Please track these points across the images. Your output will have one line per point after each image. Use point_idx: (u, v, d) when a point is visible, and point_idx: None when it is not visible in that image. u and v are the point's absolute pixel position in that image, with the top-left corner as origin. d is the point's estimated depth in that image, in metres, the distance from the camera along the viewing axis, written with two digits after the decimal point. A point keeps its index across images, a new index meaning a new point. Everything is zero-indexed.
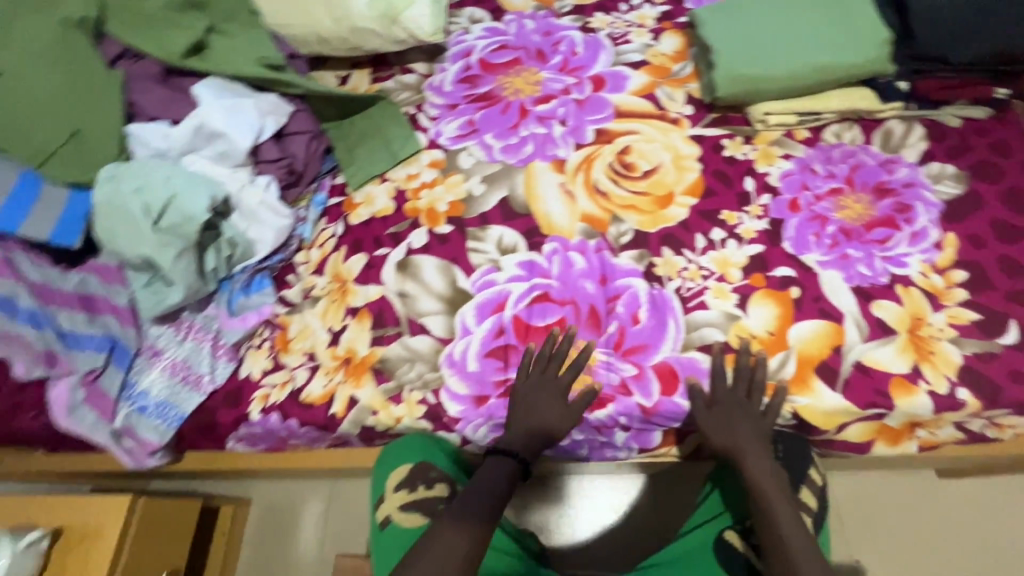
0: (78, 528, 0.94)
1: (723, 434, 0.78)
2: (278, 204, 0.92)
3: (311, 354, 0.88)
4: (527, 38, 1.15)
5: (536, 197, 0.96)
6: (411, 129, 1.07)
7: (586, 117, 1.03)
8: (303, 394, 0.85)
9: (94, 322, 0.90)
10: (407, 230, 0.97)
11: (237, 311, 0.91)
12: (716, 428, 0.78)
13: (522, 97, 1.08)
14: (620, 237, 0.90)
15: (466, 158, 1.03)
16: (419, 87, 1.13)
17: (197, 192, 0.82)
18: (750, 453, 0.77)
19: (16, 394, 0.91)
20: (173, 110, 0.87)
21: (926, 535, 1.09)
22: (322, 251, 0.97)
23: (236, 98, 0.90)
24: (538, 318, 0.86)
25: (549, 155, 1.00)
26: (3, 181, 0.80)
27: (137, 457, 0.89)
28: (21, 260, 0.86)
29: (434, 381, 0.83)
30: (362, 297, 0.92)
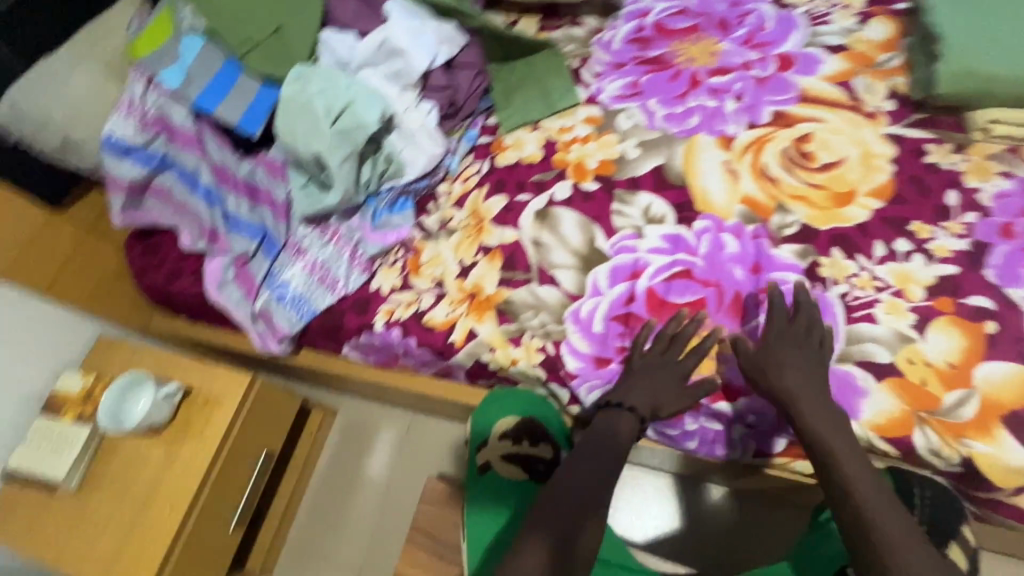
0: (203, 392, 1.03)
1: (811, 414, 0.71)
2: (435, 131, 0.93)
3: (439, 281, 0.90)
4: (712, 5, 1.08)
5: (694, 170, 0.90)
6: (573, 82, 1.04)
7: (765, 97, 0.95)
8: (427, 317, 0.87)
9: (254, 211, 0.96)
10: (552, 181, 0.95)
11: (379, 227, 0.94)
12: (805, 405, 0.71)
13: (696, 66, 1.01)
14: (783, 228, 0.82)
15: (624, 119, 0.99)
16: (586, 41, 1.10)
17: (372, 103, 0.87)
18: (845, 443, 0.69)
19: (179, 261, 1.01)
20: (362, 22, 0.91)
21: None
22: (464, 185, 0.98)
23: (420, 20, 0.91)
24: (676, 294, 0.81)
25: (717, 129, 0.93)
26: (211, 65, 0.88)
27: (266, 341, 0.96)
28: (209, 140, 0.92)
29: (557, 333, 0.81)
30: (496, 237, 0.91)
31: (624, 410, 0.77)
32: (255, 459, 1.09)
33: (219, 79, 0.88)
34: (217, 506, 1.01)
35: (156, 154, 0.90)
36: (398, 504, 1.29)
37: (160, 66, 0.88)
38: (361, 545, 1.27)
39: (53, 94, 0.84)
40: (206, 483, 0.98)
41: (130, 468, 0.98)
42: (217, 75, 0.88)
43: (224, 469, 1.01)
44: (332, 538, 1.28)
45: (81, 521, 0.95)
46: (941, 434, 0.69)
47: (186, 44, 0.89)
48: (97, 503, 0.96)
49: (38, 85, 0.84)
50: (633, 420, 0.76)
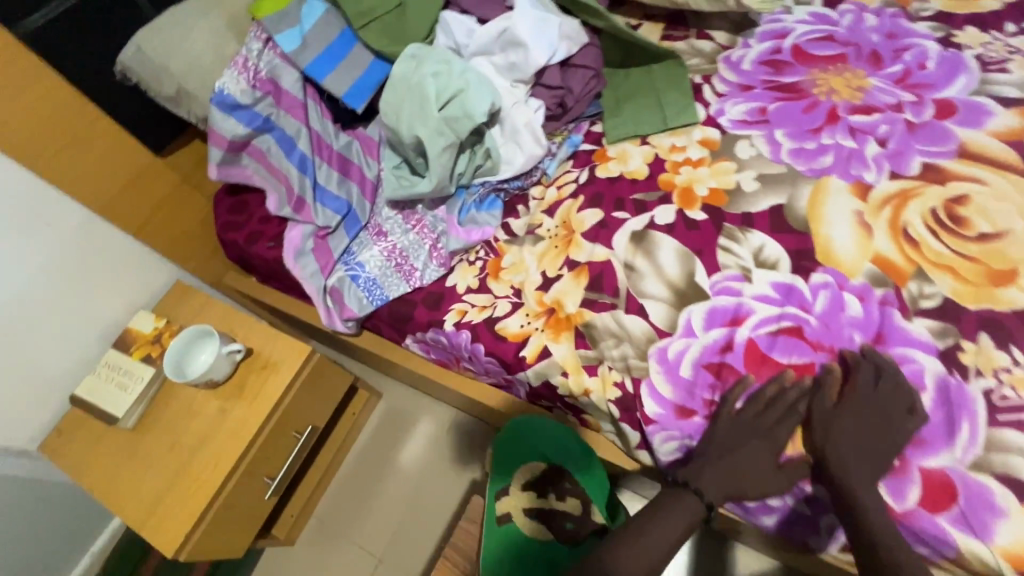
0: (264, 355, 1.03)
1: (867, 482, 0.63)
2: (540, 131, 0.88)
3: (518, 290, 0.85)
4: (864, 35, 0.97)
5: (819, 216, 0.80)
6: (692, 98, 0.96)
7: (916, 145, 0.83)
8: (499, 325, 0.82)
9: (342, 185, 0.95)
10: (654, 202, 0.88)
11: (464, 222, 0.90)
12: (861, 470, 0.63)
13: (835, 100, 0.91)
14: (919, 299, 0.71)
15: (745, 147, 0.90)
16: (713, 57, 1.01)
17: (484, 93, 0.80)
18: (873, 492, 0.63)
19: (263, 223, 1.01)
20: (485, 9, 0.87)
21: None
22: (558, 192, 0.92)
23: (546, 13, 0.86)
24: (779, 352, 0.72)
25: (852, 174, 0.83)
26: (328, 33, 0.87)
27: (332, 318, 0.93)
28: (312, 108, 0.93)
29: (638, 370, 0.75)
30: (585, 254, 0.85)
31: (688, 490, 0.68)
32: (299, 432, 1.08)
33: (334, 49, 0.87)
34: (257, 473, 1.00)
35: (259, 115, 0.89)
36: (426, 500, 1.27)
37: (278, 28, 0.86)
38: (383, 534, 1.25)
39: (176, 41, 0.85)
40: (251, 449, 0.98)
41: (184, 417, 0.99)
42: (332, 44, 0.87)
43: (270, 436, 1.00)
44: (356, 520, 1.27)
45: (131, 460, 0.96)
46: None
47: (307, 10, 0.88)
48: (148, 446, 0.97)
49: (164, 31, 0.85)
50: (699, 503, 0.68)
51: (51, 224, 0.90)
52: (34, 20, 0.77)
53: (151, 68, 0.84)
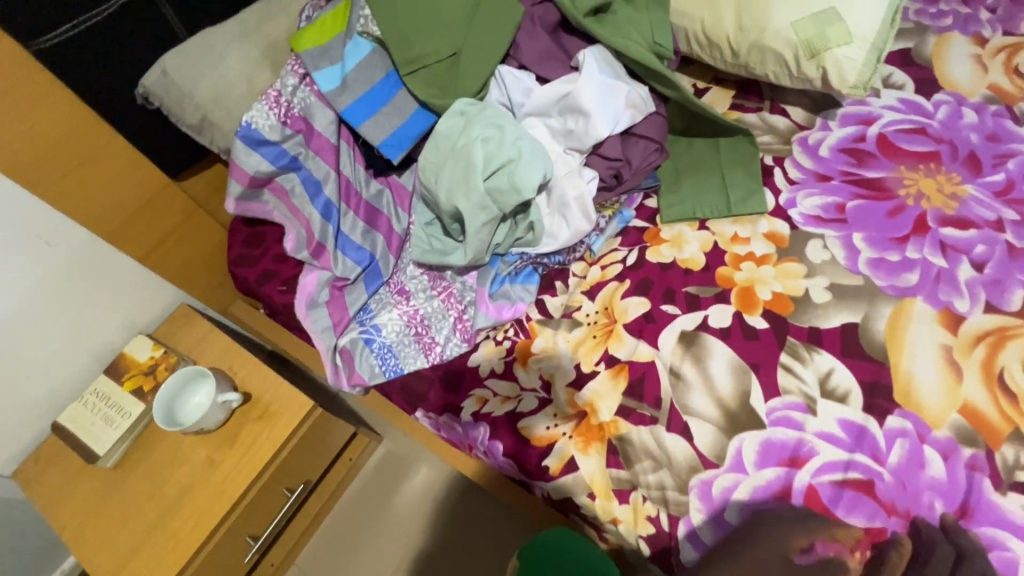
0: (263, 403, 0.95)
1: None
2: (591, 205, 0.79)
3: (547, 383, 0.76)
4: (962, 133, 0.87)
5: (900, 346, 0.71)
6: (761, 182, 0.87)
7: (1017, 274, 0.73)
8: (523, 424, 0.74)
9: (367, 235, 0.87)
10: (710, 299, 0.78)
11: (495, 296, 0.82)
12: None
13: (925, 207, 0.81)
14: (1014, 469, 0.61)
15: (817, 249, 0.80)
16: (787, 136, 0.92)
17: (537, 166, 0.72)
18: None
19: (278, 262, 0.94)
20: (546, 68, 0.79)
21: None
22: (602, 273, 0.83)
23: (614, 79, 0.78)
24: (843, 510, 0.62)
25: (942, 299, 0.73)
26: (371, 74, 0.79)
27: (339, 379, 0.85)
28: (344, 152, 0.85)
29: (676, 505, 0.66)
30: (627, 350, 0.76)
31: None
32: (290, 489, 0.99)
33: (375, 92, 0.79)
34: (240, 533, 0.92)
35: (287, 153, 0.82)
36: (415, 562, 1.18)
37: (318, 64, 0.78)
38: None
39: (206, 67, 0.78)
40: (234, 511, 0.89)
41: (168, 464, 0.91)
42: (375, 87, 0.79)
43: (257, 497, 0.92)
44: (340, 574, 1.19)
45: (106, 503, 0.89)
46: None
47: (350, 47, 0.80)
48: (126, 492, 0.90)
49: (195, 54, 0.78)
50: None
51: (52, 244, 0.84)
52: (48, 40, 0.69)
53: (175, 94, 0.77)
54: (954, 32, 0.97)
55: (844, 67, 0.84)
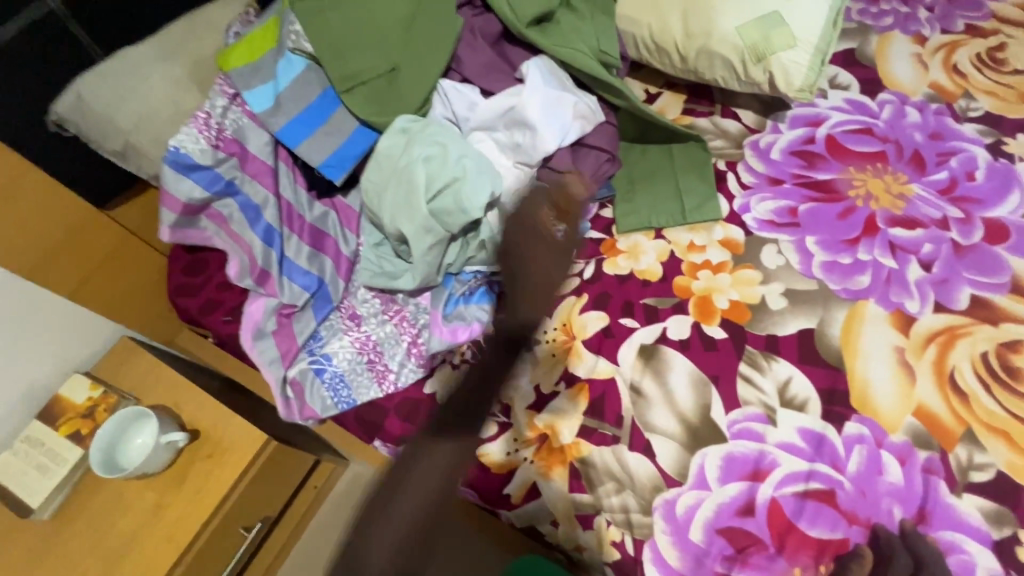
0: (213, 440, 0.90)
1: None
2: (544, 220, 0.77)
3: (506, 406, 0.74)
4: (906, 132, 0.88)
5: (855, 351, 0.71)
6: (715, 188, 0.86)
7: (963, 272, 0.74)
8: (482, 451, 0.72)
9: (314, 259, 0.83)
10: (668, 311, 0.77)
11: (450, 317, 0.78)
12: None
13: (874, 207, 0.81)
14: (969, 469, 0.62)
15: (771, 255, 0.80)
16: (739, 140, 0.92)
17: (483, 184, 0.70)
18: None
19: (221, 292, 0.89)
20: (490, 81, 0.77)
21: None
22: (559, 287, 0.81)
23: (560, 90, 0.76)
24: (806, 522, 0.62)
25: (893, 301, 0.73)
26: (307, 92, 0.76)
27: (289, 412, 0.80)
28: (284, 174, 0.81)
29: (641, 528, 0.64)
30: (586, 367, 0.74)
31: None
32: (248, 528, 0.94)
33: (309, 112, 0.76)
34: None
35: (221, 177, 0.77)
36: None
37: (249, 83, 0.75)
38: None
39: (126, 91, 0.73)
40: (184, 559, 0.84)
41: (110, 513, 0.86)
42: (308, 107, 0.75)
43: (210, 542, 0.87)
44: None
45: (43, 561, 0.83)
46: None
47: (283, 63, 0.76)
48: (65, 546, 0.84)
49: (113, 77, 0.73)
50: None
51: None
52: None
53: (93, 120, 0.72)
54: (895, 31, 0.99)
55: (790, 71, 0.84)
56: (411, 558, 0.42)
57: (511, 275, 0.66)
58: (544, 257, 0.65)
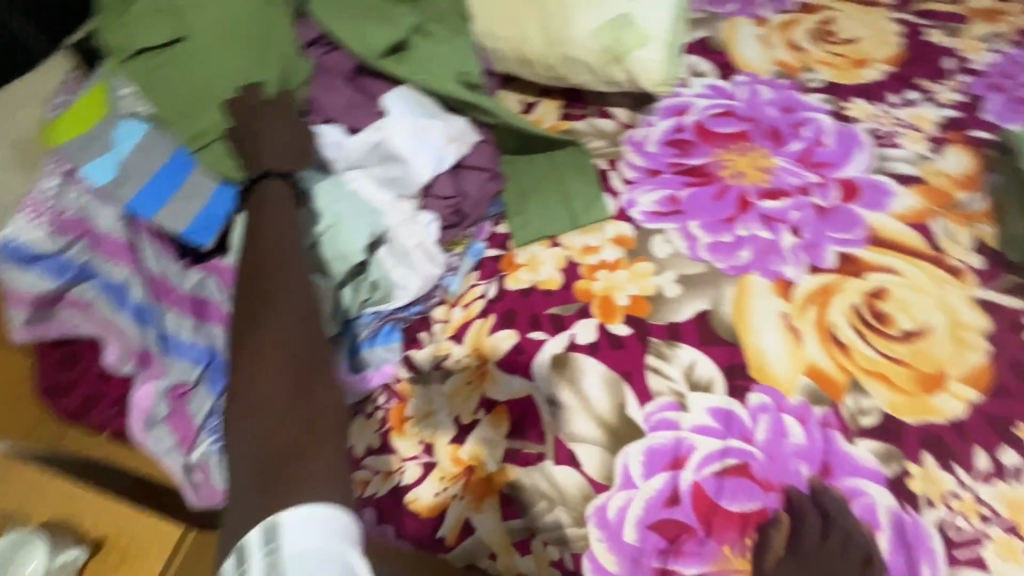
0: (123, 545, 0.82)
1: None
2: (435, 249, 0.77)
3: (428, 445, 0.71)
4: (762, 110, 0.94)
5: (747, 323, 0.74)
6: (600, 188, 0.88)
7: (828, 233, 0.80)
8: (410, 496, 0.69)
9: (199, 330, 0.76)
10: (573, 317, 0.78)
11: (356, 366, 0.76)
12: None
13: (745, 184, 0.86)
14: (858, 415, 0.67)
15: (661, 244, 0.83)
16: (616, 137, 0.95)
17: (358, 226, 0.73)
18: None
19: (100, 383, 0.80)
20: (352, 117, 0.76)
21: None
22: (465, 312, 0.80)
23: (426, 119, 0.78)
24: (728, 499, 0.64)
25: (773, 270, 0.78)
26: (155, 156, 0.72)
27: (202, 497, 0.75)
28: (146, 247, 0.73)
29: (577, 540, 0.64)
30: (503, 390, 0.73)
31: None
32: None
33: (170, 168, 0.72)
34: None
35: (72, 262, 0.71)
36: None
37: (87, 156, 0.70)
38: None
39: None
40: None
41: None
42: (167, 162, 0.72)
43: None
44: None
45: None
46: None
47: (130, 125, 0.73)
48: None
49: None
50: None
51: None
52: None
53: None
54: (740, 16, 1.06)
55: (646, 67, 0.88)
56: (311, 350, 0.68)
57: (248, 149, 0.72)
58: (289, 137, 0.72)
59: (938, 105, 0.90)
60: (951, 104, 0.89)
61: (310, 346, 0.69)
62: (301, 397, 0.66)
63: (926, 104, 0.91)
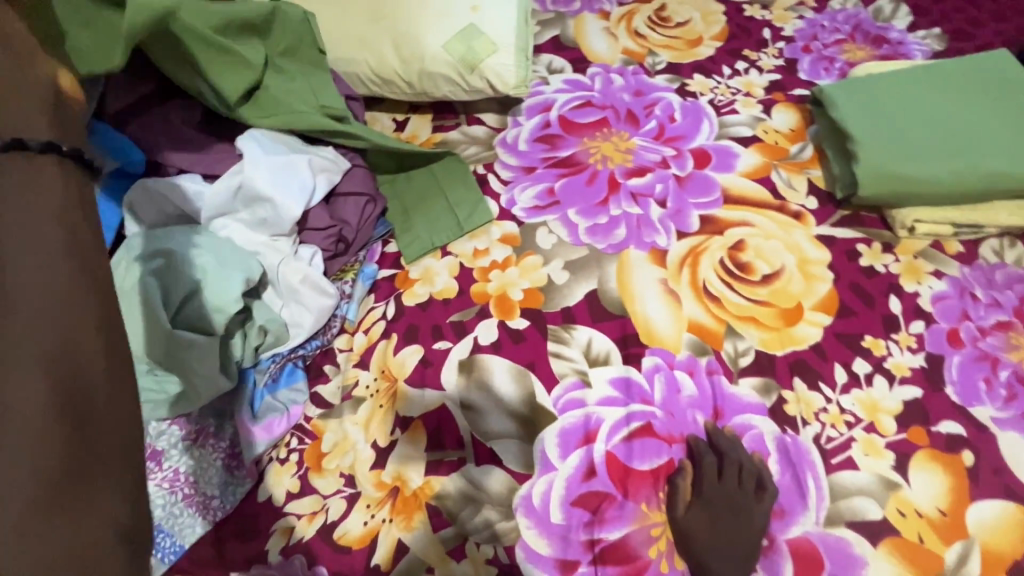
0: None
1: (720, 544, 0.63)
2: (323, 280, 0.76)
3: (349, 476, 0.71)
4: (617, 96, 1.01)
5: (631, 294, 0.80)
6: (481, 193, 0.91)
7: (689, 199, 0.88)
8: (338, 532, 0.68)
9: None
10: (473, 320, 0.80)
11: (261, 416, 0.72)
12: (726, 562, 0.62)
13: (612, 167, 0.92)
14: (737, 357, 0.74)
15: (545, 236, 0.87)
16: (489, 142, 0.98)
17: (228, 277, 0.70)
18: None
19: None
20: (205, 164, 0.77)
21: None
22: (367, 336, 0.80)
23: (289, 155, 0.79)
24: (639, 459, 0.68)
25: (647, 241, 0.84)
26: None
27: None
28: None
29: (508, 533, 0.66)
30: (415, 405, 0.74)
31: None
32: None
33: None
34: None
35: None
36: None
37: None
38: None
39: None
40: None
41: None
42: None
43: None
44: None
45: None
46: None
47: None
48: None
49: None
50: None
51: None
52: None
53: None
54: (585, 13, 1.13)
55: (501, 72, 0.92)
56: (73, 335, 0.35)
57: None
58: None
59: (762, 72, 1.01)
60: (773, 69, 1.01)
61: (111, 404, 0.36)
62: (76, 488, 0.33)
63: (753, 72, 1.01)
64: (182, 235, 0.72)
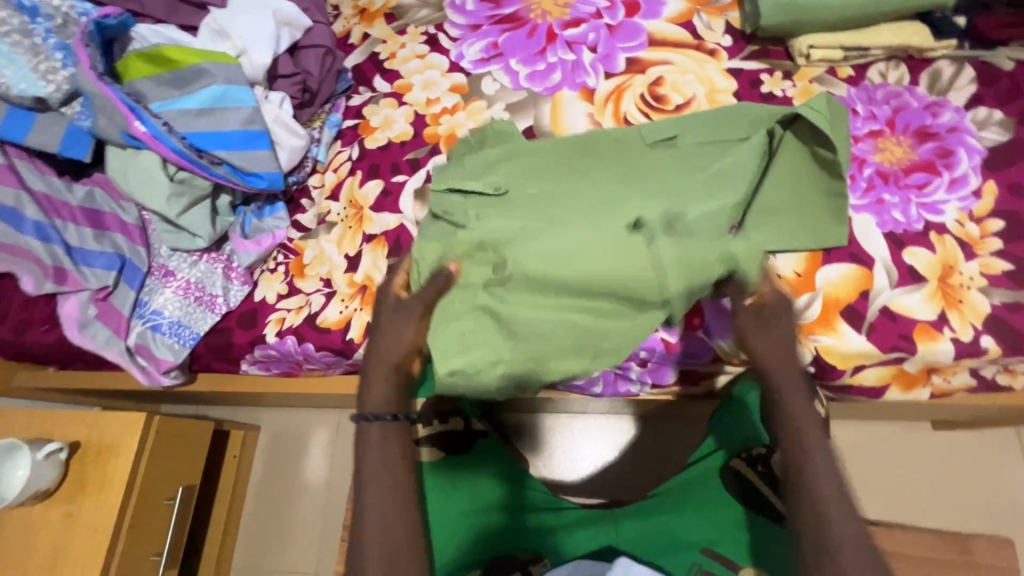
0: (95, 442, 0.94)
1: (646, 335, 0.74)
2: (292, 122, 0.86)
3: (327, 280, 0.86)
4: None
5: (562, 128, 0.90)
6: (430, 51, 0.98)
7: (618, 44, 0.94)
8: (320, 318, 0.84)
9: (102, 239, 0.86)
10: (426, 156, 0.90)
11: (251, 234, 0.89)
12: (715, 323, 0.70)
13: (550, 20, 0.97)
14: None
15: (489, 84, 0.94)
16: (439, 4, 1.02)
17: (205, 131, 0.81)
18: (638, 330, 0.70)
19: (28, 308, 0.90)
20: (180, 16, 0.88)
21: (955, 501, 1.03)
22: (336, 175, 0.93)
23: (254, 10, 0.88)
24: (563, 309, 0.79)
25: (579, 82, 0.92)
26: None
27: (151, 376, 0.87)
28: (25, 170, 0.84)
29: None
30: (379, 225, 0.87)
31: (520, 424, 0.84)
32: (172, 498, 1.03)
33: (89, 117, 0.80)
34: (140, 554, 0.96)
35: None
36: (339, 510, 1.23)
37: None
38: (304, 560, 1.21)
39: None
40: (123, 533, 0.92)
41: (23, 543, 0.89)
42: (77, 116, 0.81)
43: (136, 518, 0.95)
44: (276, 551, 1.23)
45: None
46: (795, 335, 0.77)
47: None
48: None
49: None
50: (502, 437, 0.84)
51: None
52: None
53: None
54: None
55: None
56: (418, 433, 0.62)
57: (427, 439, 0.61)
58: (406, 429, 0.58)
59: None
60: None
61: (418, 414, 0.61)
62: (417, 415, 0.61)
63: None
64: (163, 91, 0.81)
